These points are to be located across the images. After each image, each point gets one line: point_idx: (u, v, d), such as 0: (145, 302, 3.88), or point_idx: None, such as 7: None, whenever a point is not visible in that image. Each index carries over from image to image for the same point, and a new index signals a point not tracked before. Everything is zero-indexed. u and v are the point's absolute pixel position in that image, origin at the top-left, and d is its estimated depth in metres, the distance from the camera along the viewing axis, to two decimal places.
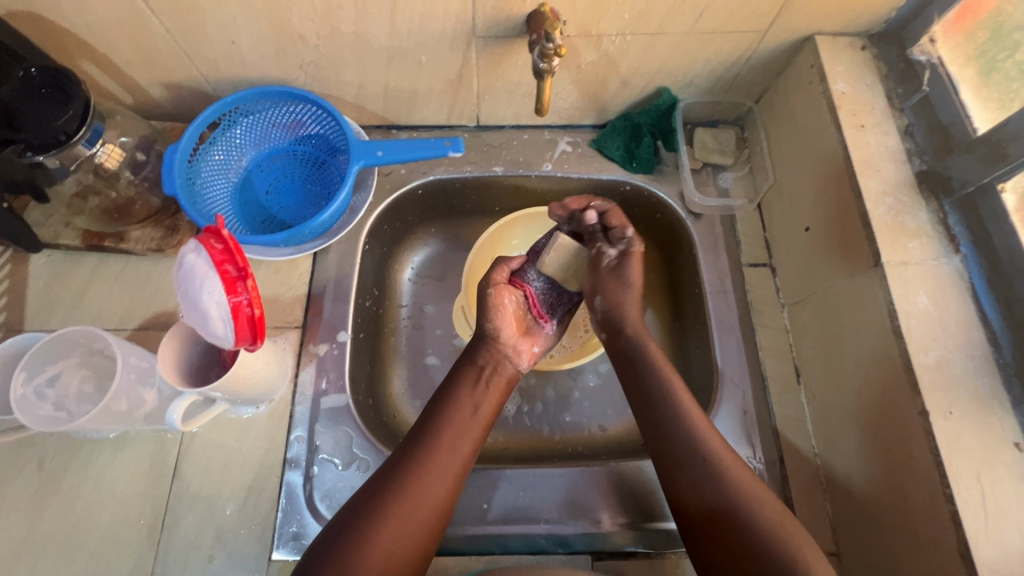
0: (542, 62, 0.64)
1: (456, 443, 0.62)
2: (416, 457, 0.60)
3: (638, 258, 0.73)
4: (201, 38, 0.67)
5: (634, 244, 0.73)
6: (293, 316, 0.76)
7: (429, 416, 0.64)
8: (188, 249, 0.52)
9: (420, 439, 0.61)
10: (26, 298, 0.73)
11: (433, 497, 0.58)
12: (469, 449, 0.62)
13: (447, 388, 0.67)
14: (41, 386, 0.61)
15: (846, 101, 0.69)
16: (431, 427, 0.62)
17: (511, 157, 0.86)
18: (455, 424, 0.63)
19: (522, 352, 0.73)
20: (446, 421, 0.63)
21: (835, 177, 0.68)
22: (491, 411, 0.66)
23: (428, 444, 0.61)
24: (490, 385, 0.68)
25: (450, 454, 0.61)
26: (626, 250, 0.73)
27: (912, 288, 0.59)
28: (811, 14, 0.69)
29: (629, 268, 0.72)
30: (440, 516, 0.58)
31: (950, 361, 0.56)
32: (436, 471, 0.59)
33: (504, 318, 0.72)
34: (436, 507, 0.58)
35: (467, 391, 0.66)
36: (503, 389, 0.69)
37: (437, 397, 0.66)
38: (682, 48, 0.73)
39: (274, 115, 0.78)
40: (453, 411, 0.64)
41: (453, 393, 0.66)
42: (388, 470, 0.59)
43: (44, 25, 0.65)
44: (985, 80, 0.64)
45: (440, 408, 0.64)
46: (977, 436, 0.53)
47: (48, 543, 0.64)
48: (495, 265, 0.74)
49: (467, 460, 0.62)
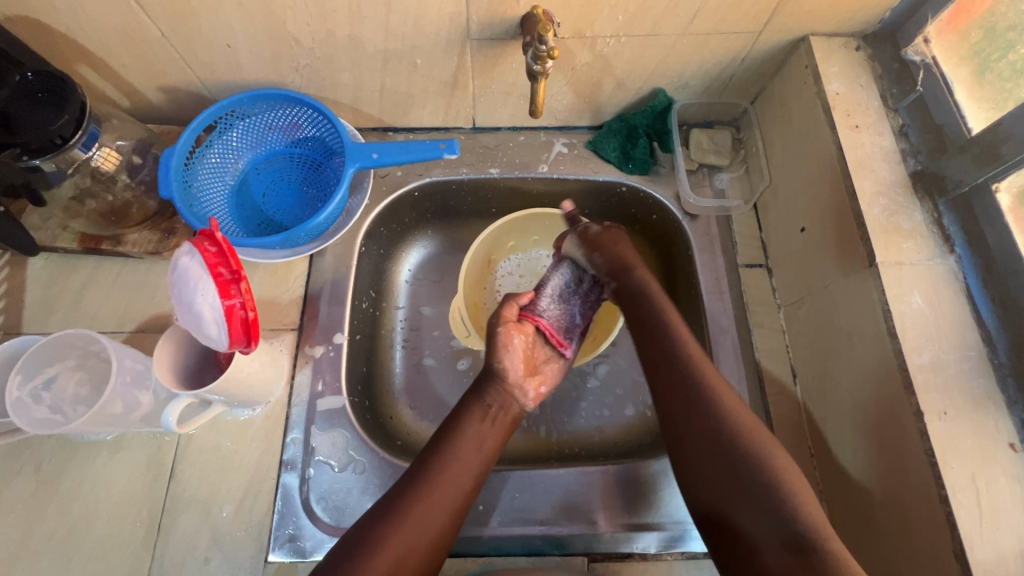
0: (536, 64, 0.64)
1: (459, 478, 0.61)
2: (418, 489, 0.60)
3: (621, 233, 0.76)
4: (197, 42, 0.68)
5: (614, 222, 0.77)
6: (289, 318, 0.77)
7: (433, 447, 0.64)
8: (182, 252, 0.52)
9: (424, 470, 0.61)
10: (24, 301, 0.74)
11: (432, 531, 0.58)
12: (471, 483, 0.62)
13: (454, 419, 0.66)
14: (38, 388, 0.61)
15: (841, 102, 0.69)
16: (435, 459, 0.62)
17: (507, 158, 0.86)
18: (461, 457, 0.63)
19: (528, 391, 0.70)
20: (451, 453, 0.63)
21: (830, 177, 0.68)
22: (496, 446, 0.66)
23: (432, 477, 0.61)
24: (496, 422, 0.67)
25: (451, 488, 0.61)
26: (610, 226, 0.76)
27: (907, 288, 0.59)
28: (805, 15, 0.69)
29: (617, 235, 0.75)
30: (437, 550, 0.58)
31: (944, 362, 0.56)
32: (437, 505, 0.59)
33: (513, 357, 0.70)
34: (434, 541, 0.58)
35: (474, 426, 0.65)
36: (508, 427, 0.68)
37: (443, 428, 0.66)
38: (677, 50, 0.73)
39: (271, 118, 0.78)
40: (459, 444, 0.64)
41: (460, 426, 0.65)
42: (389, 500, 0.59)
43: (40, 29, 0.65)
44: (979, 80, 0.64)
45: (446, 440, 0.64)
46: (971, 437, 0.53)
47: (45, 545, 0.65)
48: (505, 300, 0.74)
49: (468, 494, 0.62)
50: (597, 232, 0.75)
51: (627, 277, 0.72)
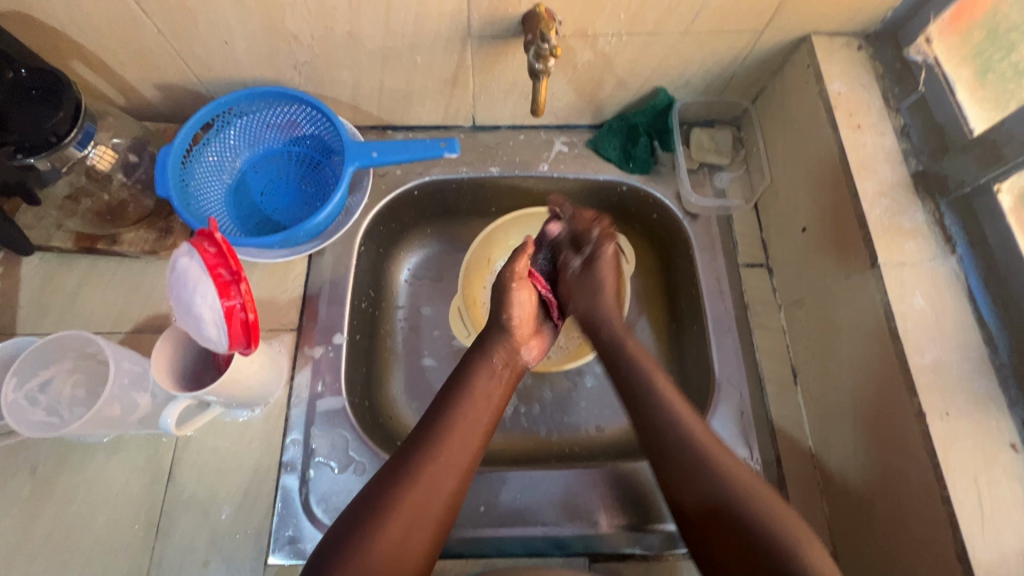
0: (538, 62, 0.63)
1: (467, 437, 0.61)
2: (427, 448, 0.59)
3: (609, 262, 0.75)
4: (194, 39, 0.67)
5: (603, 248, 0.74)
6: (288, 318, 0.76)
7: (439, 409, 0.63)
8: (180, 252, 0.52)
9: (430, 437, 0.60)
10: (18, 301, 0.73)
11: (444, 491, 0.57)
12: (477, 447, 0.62)
13: (457, 382, 0.65)
14: (33, 391, 0.60)
15: (843, 102, 0.69)
16: (442, 421, 0.61)
17: (507, 157, 0.85)
18: (467, 417, 0.62)
19: (530, 346, 0.72)
20: (460, 411, 0.62)
21: (832, 176, 0.68)
22: (501, 403, 0.66)
23: (441, 435, 0.60)
24: (500, 377, 0.67)
25: (458, 450, 0.60)
26: (594, 256, 0.74)
27: (909, 289, 0.59)
28: (807, 14, 0.69)
29: (597, 274, 0.74)
30: (448, 511, 0.57)
31: (946, 362, 0.56)
32: (445, 470, 0.58)
33: (521, 311, 0.71)
34: (443, 507, 0.57)
35: (478, 387, 0.65)
36: (509, 387, 0.68)
37: (448, 390, 0.65)
38: (679, 48, 0.73)
39: (269, 116, 0.77)
40: (466, 403, 0.63)
41: (463, 389, 0.64)
42: (394, 469, 0.58)
43: (34, 25, 0.64)
44: (981, 80, 0.64)
45: (454, 399, 0.63)
46: (972, 437, 0.54)
47: (41, 548, 0.64)
48: (516, 254, 0.73)
49: (477, 454, 0.61)
50: (578, 275, 0.75)
51: (604, 327, 0.71)
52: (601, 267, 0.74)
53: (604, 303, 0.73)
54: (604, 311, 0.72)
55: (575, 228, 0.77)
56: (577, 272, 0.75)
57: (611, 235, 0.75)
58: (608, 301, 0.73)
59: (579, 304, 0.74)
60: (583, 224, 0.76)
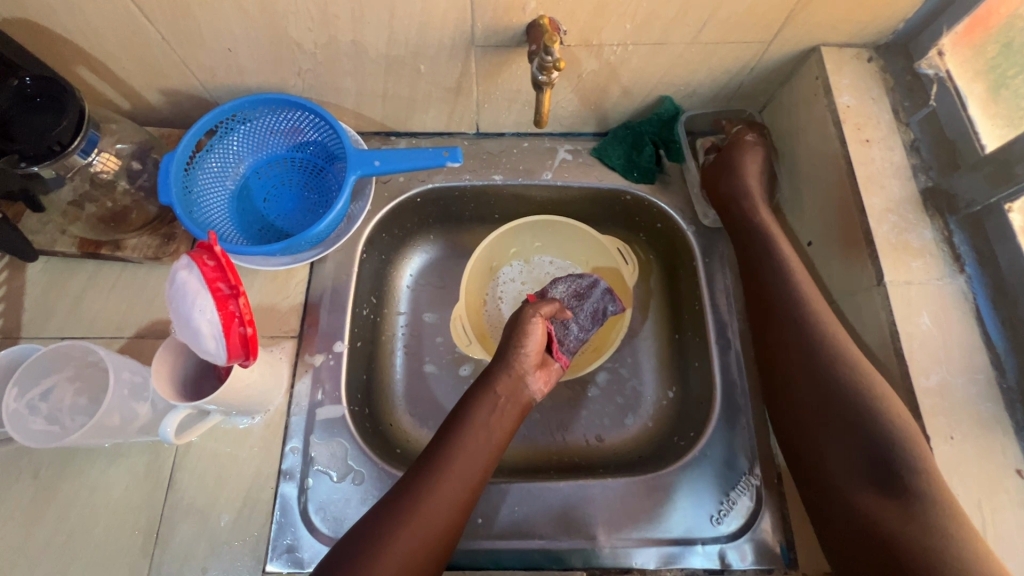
0: (541, 74, 0.62)
1: (467, 470, 0.61)
2: (429, 480, 0.59)
3: (755, 148, 0.78)
4: (198, 46, 0.67)
5: (746, 134, 0.78)
6: (289, 325, 0.76)
7: (435, 450, 0.62)
8: (180, 266, 0.51)
9: (432, 467, 0.60)
10: (23, 305, 0.73)
11: (440, 529, 0.57)
12: (478, 480, 0.61)
13: (462, 412, 0.65)
14: (34, 399, 0.60)
15: (851, 115, 0.68)
16: (443, 456, 0.61)
17: (511, 165, 0.85)
18: (469, 452, 0.62)
19: (537, 377, 0.70)
20: (464, 440, 0.62)
21: (840, 190, 0.67)
22: (504, 439, 0.65)
23: (437, 477, 0.59)
24: (505, 414, 0.66)
25: (460, 484, 0.60)
26: (731, 142, 0.79)
27: (916, 308, 0.58)
28: (816, 25, 0.67)
29: (742, 153, 0.77)
30: (445, 548, 0.58)
31: (951, 385, 0.55)
32: (445, 502, 0.59)
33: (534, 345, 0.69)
34: (441, 542, 0.57)
35: (483, 417, 0.64)
36: (516, 417, 0.67)
37: (451, 419, 0.65)
38: (685, 58, 0.72)
39: (272, 122, 0.77)
40: (467, 438, 0.62)
41: (468, 418, 0.64)
42: (397, 495, 0.59)
43: (39, 33, 0.64)
44: (994, 97, 0.63)
45: (454, 436, 0.62)
46: (977, 463, 0.53)
47: (42, 551, 0.64)
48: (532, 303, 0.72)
49: (474, 492, 0.61)
50: (711, 162, 0.80)
51: (738, 202, 0.75)
52: (744, 147, 0.77)
53: (744, 179, 0.76)
54: (745, 185, 0.75)
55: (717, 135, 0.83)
56: (713, 158, 0.80)
57: (754, 128, 0.80)
58: (750, 172, 0.76)
59: (719, 178, 0.77)
60: (720, 123, 0.83)
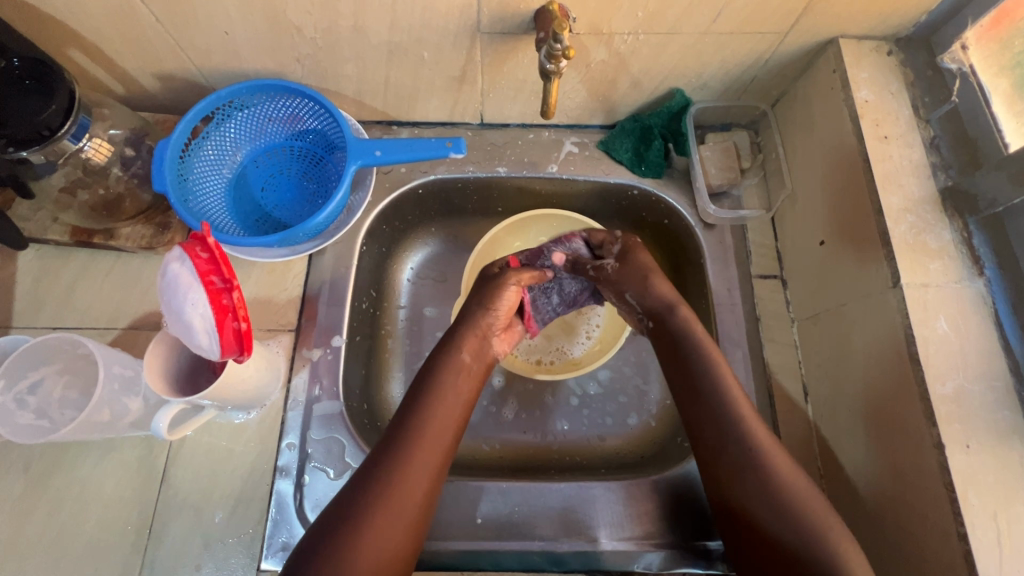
0: (549, 63, 0.60)
1: (441, 430, 0.60)
2: (404, 442, 0.58)
3: (648, 261, 0.72)
4: (194, 29, 0.64)
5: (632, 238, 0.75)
6: (286, 319, 0.74)
7: (405, 412, 0.61)
8: (172, 257, 0.49)
9: (405, 429, 0.59)
10: (14, 294, 0.71)
11: (419, 487, 0.57)
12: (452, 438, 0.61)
13: (429, 375, 0.64)
14: (21, 394, 0.59)
15: (869, 110, 0.65)
16: (415, 420, 0.60)
17: (515, 157, 0.83)
18: (440, 412, 0.61)
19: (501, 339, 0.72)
20: (431, 405, 0.61)
21: (856, 189, 0.64)
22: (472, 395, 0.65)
23: (410, 440, 0.59)
24: (473, 371, 0.66)
25: (435, 443, 0.59)
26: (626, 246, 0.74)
27: (933, 312, 0.56)
28: (836, 16, 0.65)
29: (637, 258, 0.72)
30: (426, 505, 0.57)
31: (968, 392, 0.54)
32: (422, 462, 0.58)
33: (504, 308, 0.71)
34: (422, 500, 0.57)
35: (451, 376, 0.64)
36: (483, 373, 0.68)
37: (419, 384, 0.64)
38: (698, 49, 0.69)
39: (270, 109, 0.75)
40: (437, 399, 0.62)
41: (436, 380, 0.63)
42: (374, 460, 0.58)
43: (29, 13, 0.62)
44: (1020, 93, 0.60)
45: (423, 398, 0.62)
46: (993, 473, 0.51)
47: (33, 546, 0.63)
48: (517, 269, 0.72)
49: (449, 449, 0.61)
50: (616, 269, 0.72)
51: (670, 315, 0.67)
52: (637, 249, 0.73)
53: (660, 286, 0.69)
54: (664, 289, 0.69)
55: (593, 242, 0.77)
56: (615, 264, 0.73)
57: (629, 240, 0.75)
58: (659, 281, 0.70)
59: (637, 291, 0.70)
60: (602, 237, 0.76)
